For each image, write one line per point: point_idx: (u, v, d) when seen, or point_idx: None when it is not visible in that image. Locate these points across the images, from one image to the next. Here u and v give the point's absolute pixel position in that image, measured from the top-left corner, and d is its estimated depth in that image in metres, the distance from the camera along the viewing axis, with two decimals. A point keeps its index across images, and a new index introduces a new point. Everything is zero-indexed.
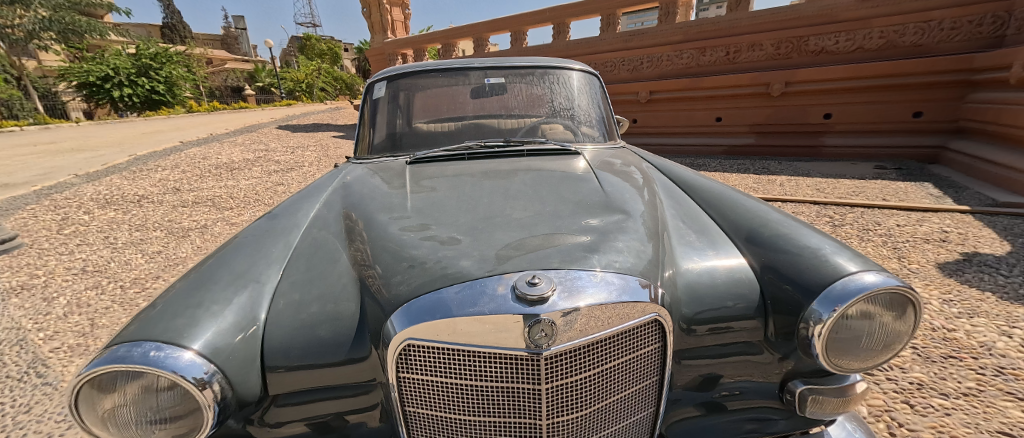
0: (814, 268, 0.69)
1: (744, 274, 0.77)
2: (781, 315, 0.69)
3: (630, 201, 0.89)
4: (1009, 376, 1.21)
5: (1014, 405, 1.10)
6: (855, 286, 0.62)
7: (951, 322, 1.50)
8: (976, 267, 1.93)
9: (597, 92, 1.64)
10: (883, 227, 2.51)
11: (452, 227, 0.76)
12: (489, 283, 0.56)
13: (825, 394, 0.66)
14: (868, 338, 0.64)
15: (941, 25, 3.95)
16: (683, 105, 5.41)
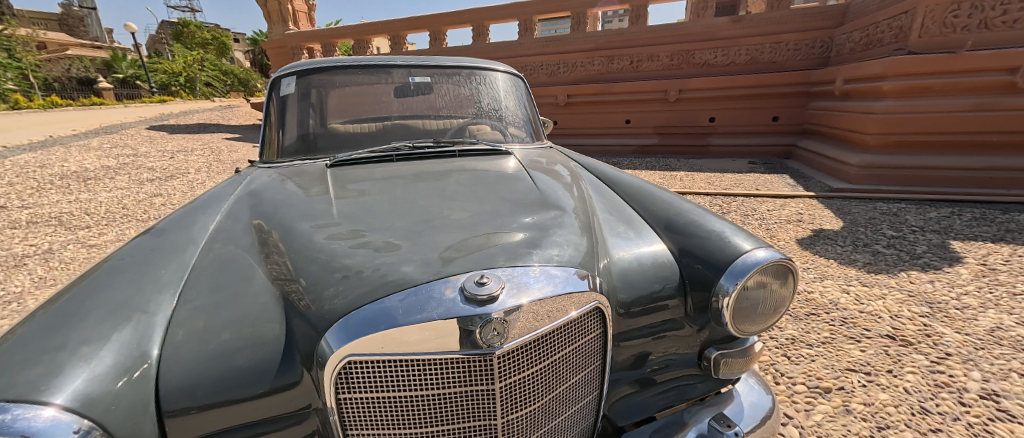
0: (720, 249, 0.80)
1: (665, 257, 0.85)
2: (697, 291, 0.79)
3: (563, 197, 0.93)
4: (850, 324, 1.54)
5: (854, 346, 1.41)
6: (751, 262, 0.73)
7: (809, 285, 1.85)
8: (822, 240, 2.42)
9: (522, 93, 1.68)
10: (757, 212, 3.01)
11: (388, 232, 0.72)
12: (435, 288, 0.54)
13: (732, 356, 0.79)
14: (762, 304, 0.76)
15: (789, 46, 4.87)
16: (595, 109, 5.84)
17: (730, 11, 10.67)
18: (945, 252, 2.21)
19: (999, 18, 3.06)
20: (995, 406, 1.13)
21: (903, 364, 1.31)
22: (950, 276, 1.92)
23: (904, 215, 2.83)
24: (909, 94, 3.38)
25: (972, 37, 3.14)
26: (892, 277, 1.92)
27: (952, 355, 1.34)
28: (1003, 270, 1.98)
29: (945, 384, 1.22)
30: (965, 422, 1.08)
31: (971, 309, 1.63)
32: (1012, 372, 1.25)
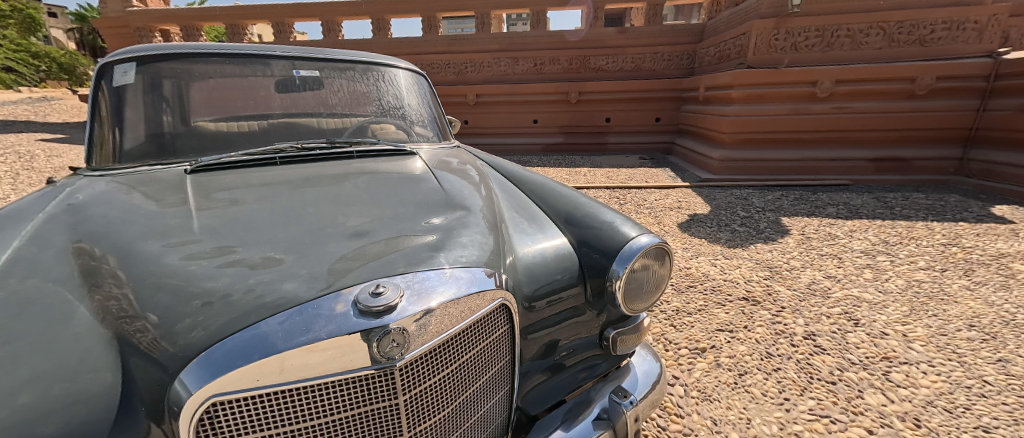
0: (612, 237, 0.88)
1: (565, 249, 0.91)
2: (594, 277, 0.86)
3: (469, 196, 0.94)
4: (717, 291, 1.85)
5: (720, 309, 1.69)
6: (636, 247, 0.83)
7: (689, 262, 2.17)
8: (696, 223, 2.85)
9: (426, 92, 1.64)
10: (647, 202, 3.42)
11: (269, 246, 0.64)
12: (323, 304, 0.50)
13: (626, 334, 0.89)
14: (646, 284, 0.87)
15: (664, 56, 5.59)
16: (502, 108, 5.98)
17: (617, 23, 11.83)
18: (779, 226, 2.78)
19: (804, 43, 4.01)
20: (814, 343, 1.46)
21: (754, 319, 1.62)
22: (783, 245, 2.42)
23: (752, 198, 3.48)
24: (750, 100, 4.19)
25: (787, 56, 4.07)
26: (746, 249, 2.35)
27: (785, 307, 1.70)
28: (815, 237, 2.57)
29: (782, 331, 1.53)
30: (795, 360, 1.37)
31: (797, 270, 2.08)
32: (823, 316, 1.64)
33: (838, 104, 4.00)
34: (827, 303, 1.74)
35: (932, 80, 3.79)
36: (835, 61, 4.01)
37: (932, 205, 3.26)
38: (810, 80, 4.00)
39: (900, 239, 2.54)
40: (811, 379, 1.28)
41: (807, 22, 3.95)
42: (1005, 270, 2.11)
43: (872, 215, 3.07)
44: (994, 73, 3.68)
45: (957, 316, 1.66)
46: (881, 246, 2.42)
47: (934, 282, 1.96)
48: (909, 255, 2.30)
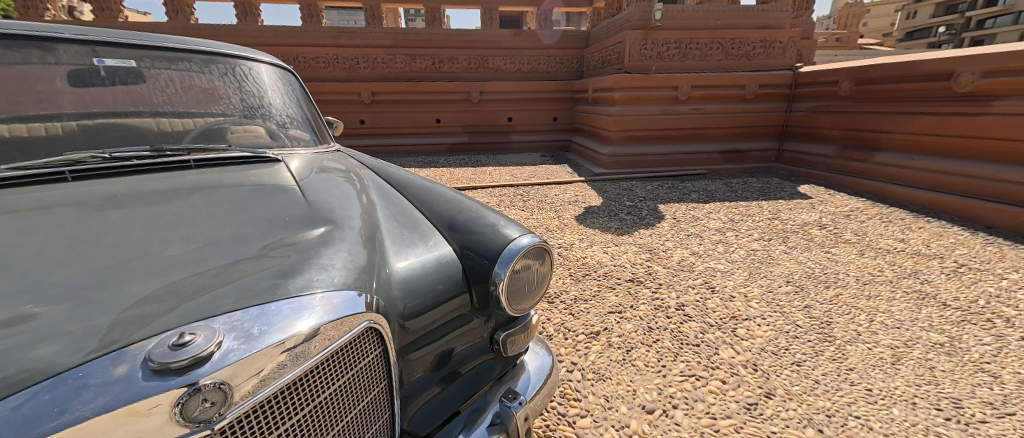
0: (493, 241, 0.91)
1: (450, 257, 0.91)
2: (479, 282, 0.87)
3: (338, 208, 0.89)
4: (607, 275, 2.08)
5: (608, 293, 1.90)
6: (516, 248, 0.87)
7: (585, 251, 2.37)
8: (592, 214, 3.12)
9: (289, 90, 1.51)
10: (549, 197, 3.61)
11: (42, 293, 0.52)
12: (99, 369, 0.43)
13: (516, 333, 0.92)
14: (529, 283, 0.91)
15: (556, 59, 5.95)
16: (400, 107, 5.73)
17: (514, 25, 12.27)
18: (656, 213, 3.19)
19: (667, 53, 4.69)
20: (683, 312, 1.75)
21: (638, 298, 1.86)
22: (658, 229, 2.80)
23: (636, 189, 3.94)
24: (629, 101, 4.73)
25: (656, 64, 4.69)
26: (631, 235, 2.66)
27: (662, 284, 1.98)
28: (683, 220, 3.02)
29: (659, 305, 1.80)
30: (670, 329, 1.63)
31: (670, 249, 2.43)
32: (689, 287, 1.95)
33: (694, 106, 4.79)
34: (693, 276, 2.07)
35: (757, 87, 4.76)
36: (691, 70, 4.77)
37: (762, 188, 4.11)
38: (673, 85, 4.68)
39: (741, 218, 3.12)
40: (682, 345, 1.54)
41: (668, 35, 4.61)
42: (807, 237, 2.75)
43: (723, 198, 3.75)
44: (795, 82, 4.78)
45: (780, 275, 2.12)
46: (730, 224, 2.96)
47: (764, 250, 2.47)
48: (749, 229, 2.85)
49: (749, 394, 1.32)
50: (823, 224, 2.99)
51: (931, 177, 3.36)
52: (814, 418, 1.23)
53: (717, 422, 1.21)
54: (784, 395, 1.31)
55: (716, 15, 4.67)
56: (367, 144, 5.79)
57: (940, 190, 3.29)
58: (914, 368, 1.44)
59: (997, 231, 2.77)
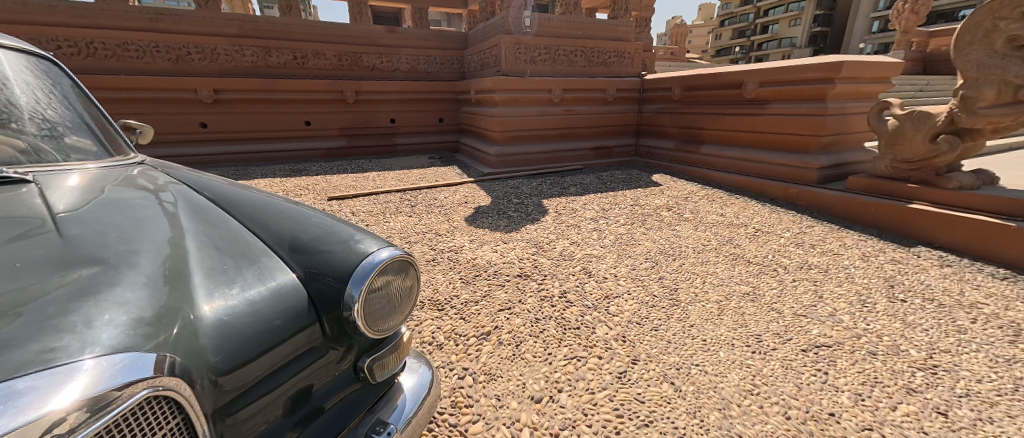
0: (346, 264, 0.96)
1: (291, 284, 0.91)
2: (328, 305, 0.90)
3: (116, 242, 0.85)
4: (502, 275, 2.54)
5: (498, 290, 2.40)
6: (370, 266, 0.94)
7: (475, 253, 2.86)
8: (481, 215, 3.56)
9: (41, 90, 1.36)
10: (437, 201, 3.85)
11: None
12: None
13: (385, 355, 1.01)
14: (392, 300, 1.00)
15: (436, 59, 5.91)
16: (259, 108, 5.02)
17: (394, 21, 11.87)
18: (540, 207, 3.86)
19: (539, 57, 5.10)
20: (567, 300, 2.33)
21: (526, 292, 2.37)
22: (544, 223, 3.53)
23: (522, 186, 4.32)
24: (508, 103, 4.93)
25: (529, 68, 5.06)
26: (520, 237, 3.20)
27: (547, 276, 2.59)
28: (564, 212, 3.73)
29: (546, 297, 2.34)
30: (554, 317, 2.14)
31: (553, 241, 3.18)
32: (569, 274, 2.62)
33: (567, 107, 5.27)
34: (573, 265, 2.80)
35: (614, 91, 5.50)
36: (560, 73, 5.29)
37: (626, 178, 4.80)
38: (547, 87, 5.05)
39: (610, 205, 3.94)
40: (563, 331, 2.04)
41: (539, 41, 5.01)
42: (659, 218, 3.71)
43: (596, 190, 4.36)
44: (642, 88, 5.66)
45: (640, 254, 3.07)
46: (601, 213, 3.77)
47: (629, 233, 3.43)
48: (615, 216, 3.68)
49: (620, 363, 1.83)
50: (670, 206, 3.95)
51: (739, 163, 4.42)
52: (667, 371, 1.80)
53: (594, 395, 1.64)
54: (646, 357, 1.88)
55: (577, 26, 5.29)
56: (218, 152, 4.93)
57: (745, 173, 4.36)
58: (734, 316, 2.25)
59: (777, 203, 3.93)
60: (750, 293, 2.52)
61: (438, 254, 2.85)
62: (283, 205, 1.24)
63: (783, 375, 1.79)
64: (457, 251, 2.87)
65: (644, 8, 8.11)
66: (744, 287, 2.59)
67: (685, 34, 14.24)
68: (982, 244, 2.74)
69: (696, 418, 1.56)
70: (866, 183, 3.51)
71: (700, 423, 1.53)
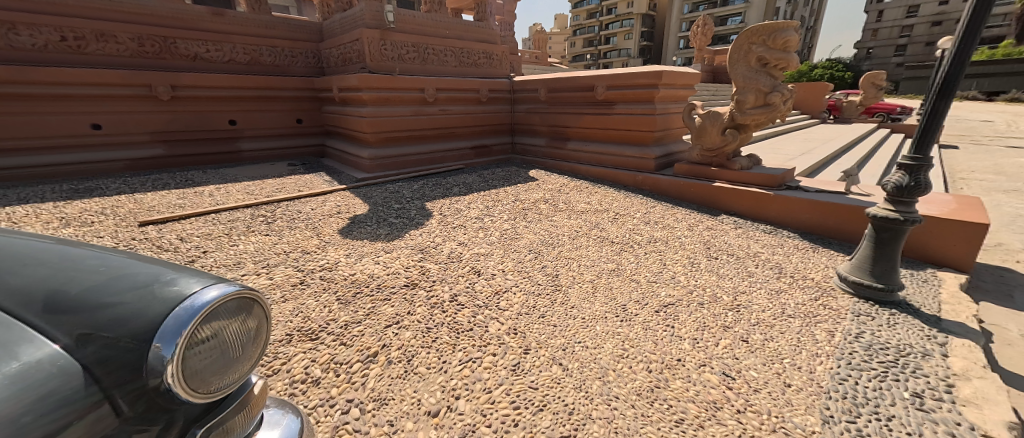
0: (149, 319, 0.78)
1: (49, 357, 0.72)
2: (115, 372, 0.74)
3: None
4: (384, 287, 2.53)
5: (384, 305, 2.36)
6: (190, 314, 0.78)
7: (353, 268, 2.73)
8: (357, 225, 3.41)
9: None
10: (301, 213, 3.61)
11: None
12: None
13: (229, 415, 0.89)
14: (229, 350, 0.87)
15: (285, 51, 5.60)
16: (18, 108, 3.91)
17: (229, 5, 10.13)
18: (424, 211, 3.80)
19: (407, 55, 5.06)
20: (458, 303, 2.44)
21: (415, 302, 2.42)
22: (428, 228, 3.44)
23: (402, 190, 4.33)
24: (378, 102, 4.75)
25: (398, 65, 4.99)
26: (404, 247, 3.06)
27: (435, 281, 2.64)
28: (448, 215, 3.75)
29: (436, 302, 2.42)
30: (446, 323, 2.26)
31: (439, 244, 3.15)
32: (459, 276, 2.72)
33: (442, 106, 5.30)
34: (460, 265, 2.87)
35: (488, 92, 5.71)
36: (431, 72, 5.33)
37: (506, 175, 5.02)
38: (419, 87, 5.01)
39: (493, 203, 4.09)
40: (457, 335, 2.17)
41: (405, 38, 4.98)
42: (538, 211, 3.99)
43: (479, 188, 4.50)
44: (513, 89, 6.03)
45: (524, 247, 3.25)
46: (486, 211, 3.89)
47: (512, 228, 3.58)
48: (500, 212, 3.86)
49: (512, 356, 2.06)
50: (546, 199, 4.26)
51: (598, 157, 5.06)
52: (555, 354, 2.08)
53: (491, 393, 1.81)
54: (536, 345, 2.14)
55: (444, 26, 5.43)
56: None
57: (604, 165, 5.00)
58: (605, 290, 2.70)
59: (629, 189, 4.63)
60: (616, 269, 3.00)
61: (307, 277, 2.59)
62: (47, 253, 0.94)
63: (645, 335, 2.26)
64: (332, 270, 2.69)
65: (507, 13, 8.59)
66: (610, 264, 3.06)
67: (547, 41, 15.59)
68: (754, 207, 3.88)
69: (584, 390, 1.86)
70: (688, 168, 4.39)
71: (586, 395, 1.83)
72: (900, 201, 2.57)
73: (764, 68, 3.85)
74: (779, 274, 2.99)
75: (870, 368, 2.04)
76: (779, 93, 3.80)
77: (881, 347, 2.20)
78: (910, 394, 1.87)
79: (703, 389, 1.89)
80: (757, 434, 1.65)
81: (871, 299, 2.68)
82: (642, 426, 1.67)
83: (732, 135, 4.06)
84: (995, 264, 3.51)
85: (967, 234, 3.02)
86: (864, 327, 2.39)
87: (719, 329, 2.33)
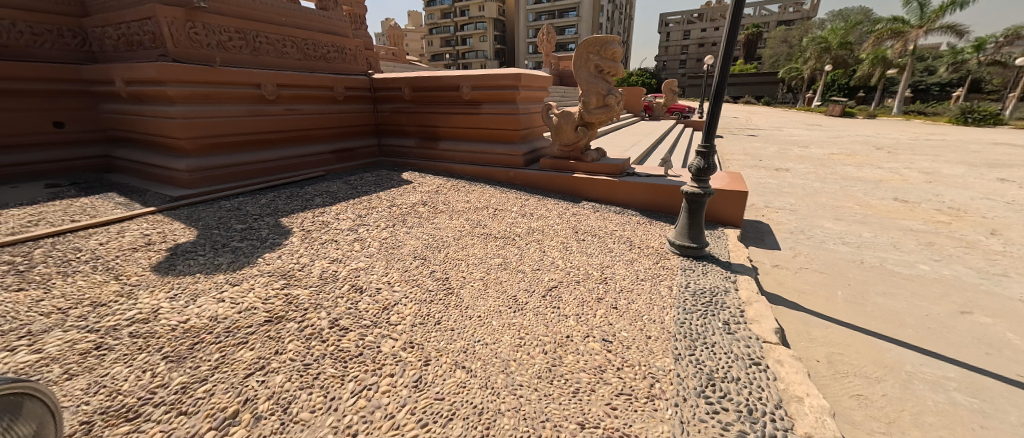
0: None
1: None
2: None
3: None
4: (237, 329, 2.05)
5: (242, 351, 1.92)
6: None
7: (184, 314, 2.11)
8: (183, 257, 2.67)
9: None
10: (85, 251, 2.64)
11: None
12: None
13: None
14: None
15: (16, 26, 3.93)
16: None
17: None
18: (279, 228, 3.23)
19: (229, 43, 4.26)
20: (341, 328, 2.16)
21: (284, 338, 2.04)
22: (289, 248, 2.91)
23: (245, 207, 3.60)
24: (193, 100, 3.86)
25: (218, 54, 4.16)
26: (259, 275, 2.52)
27: (307, 308, 2.27)
28: (313, 229, 3.27)
29: (312, 333, 2.09)
30: (330, 354, 1.98)
31: (307, 266, 2.70)
32: (338, 298, 2.39)
33: (287, 106, 4.66)
34: (338, 285, 2.53)
35: (344, 89, 5.30)
36: (267, 65, 4.63)
37: (376, 180, 4.70)
38: (253, 82, 4.28)
39: (366, 211, 3.74)
40: (343, 365, 1.93)
41: (223, 22, 4.18)
42: (417, 214, 3.83)
43: (345, 197, 4.07)
44: (373, 87, 5.69)
45: (408, 254, 3.07)
46: (359, 220, 3.54)
47: (392, 236, 3.33)
48: (375, 220, 3.56)
49: (412, 371, 1.93)
50: (424, 202, 4.13)
51: (469, 155, 5.14)
52: (458, 359, 2.04)
53: (394, 418, 1.67)
54: (436, 354, 2.05)
55: (278, 11, 4.75)
56: None
57: (476, 163, 5.11)
58: (496, 285, 2.77)
59: (501, 184, 4.85)
60: (503, 263, 3.10)
61: (110, 338, 1.91)
62: None
63: (536, 320, 2.40)
64: (152, 322, 2.03)
65: (355, 4, 7.90)
66: (497, 259, 3.15)
67: (400, 38, 14.98)
68: (606, 192, 4.53)
69: (490, 387, 1.87)
70: (552, 163, 4.83)
71: (493, 391, 1.85)
72: (701, 180, 3.35)
73: (601, 75, 4.48)
74: (630, 246, 3.57)
75: (697, 309, 2.63)
76: (614, 95, 4.44)
77: (701, 291, 2.87)
78: (722, 323, 2.48)
79: (589, 357, 2.12)
80: (633, 385, 1.95)
81: (690, 256, 3.44)
82: (546, 406, 1.79)
83: (582, 131, 4.64)
84: (753, 219, 4.92)
85: (738, 199, 4.16)
86: (690, 278, 3.07)
87: (595, 302, 2.65)
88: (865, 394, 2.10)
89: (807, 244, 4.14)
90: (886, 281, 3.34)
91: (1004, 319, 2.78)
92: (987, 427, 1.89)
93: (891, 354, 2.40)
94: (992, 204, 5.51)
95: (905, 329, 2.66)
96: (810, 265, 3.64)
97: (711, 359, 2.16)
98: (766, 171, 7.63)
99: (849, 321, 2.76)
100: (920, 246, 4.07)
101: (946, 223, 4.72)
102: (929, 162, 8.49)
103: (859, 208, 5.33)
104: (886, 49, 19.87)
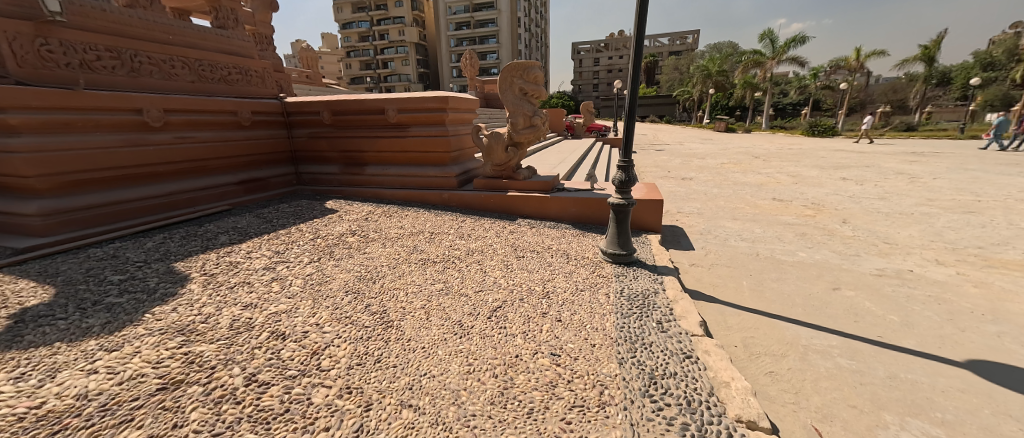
0: None
1: None
2: None
3: None
4: (117, 405, 1.64)
5: (127, 431, 1.55)
6: None
7: (36, 397, 1.64)
8: (35, 323, 2.11)
9: None
10: None
11: None
12: None
13: None
14: None
15: None
16: None
17: None
18: (173, 275, 2.73)
19: (97, 62, 3.62)
20: (261, 384, 1.85)
21: (185, 407, 1.69)
22: (187, 298, 2.46)
23: (123, 253, 3.00)
24: (46, 129, 3.16)
25: (81, 75, 3.50)
26: (147, 334, 2.07)
27: (215, 365, 1.92)
28: (218, 273, 2.81)
29: (223, 395, 1.76)
30: (248, 417, 1.68)
31: (211, 317, 2.29)
32: (255, 349, 2.06)
33: (178, 133, 4.08)
34: (254, 334, 2.18)
35: (248, 114, 4.79)
36: (149, 88, 4.01)
37: (295, 211, 4.29)
38: (131, 107, 3.66)
39: (285, 246, 3.36)
40: (266, 427, 1.65)
41: (87, 38, 3.55)
42: (346, 245, 3.54)
43: (258, 232, 3.63)
44: (285, 111, 5.28)
45: (338, 289, 2.79)
46: (277, 257, 3.16)
47: (318, 271, 3.02)
48: (297, 255, 3.21)
49: (352, 421, 1.72)
50: (354, 231, 3.85)
51: (400, 179, 4.95)
52: (403, 397, 1.87)
53: None
54: (378, 396, 1.86)
55: (163, 29, 4.19)
56: None
57: (407, 187, 4.94)
58: (438, 312, 2.62)
59: (436, 207, 4.73)
60: (444, 288, 2.96)
61: None
62: None
63: (484, 344, 2.31)
64: None
65: (260, 24, 7.33)
66: (437, 285, 3.01)
67: (314, 60, 14.39)
68: (539, 207, 4.64)
69: (440, 423, 1.73)
70: (485, 183, 4.85)
71: (444, 427, 1.71)
72: (624, 192, 3.57)
73: (526, 97, 4.64)
74: (567, 259, 3.67)
75: (633, 312, 2.77)
76: (539, 116, 4.60)
77: (635, 295, 3.02)
78: (656, 323, 2.64)
79: (541, 375, 2.08)
80: (585, 395, 1.95)
81: (622, 263, 3.62)
82: (502, 432, 1.70)
83: (513, 151, 4.70)
84: (669, 224, 5.41)
85: (655, 207, 4.54)
86: (624, 283, 3.23)
87: (540, 317, 2.64)
88: (777, 369, 2.35)
89: (715, 243, 4.63)
90: (778, 268, 3.85)
91: (863, 290, 3.36)
92: (864, 382, 2.22)
93: (790, 332, 2.74)
94: (840, 198, 6.75)
95: (797, 309, 3.08)
96: (719, 261, 4.07)
97: (651, 359, 2.25)
98: (673, 180, 8.53)
99: (756, 307, 3.11)
100: (798, 237, 4.81)
101: (812, 216, 5.66)
102: (793, 167, 10.18)
103: (749, 208, 6.16)
104: (751, 75, 23.85)
